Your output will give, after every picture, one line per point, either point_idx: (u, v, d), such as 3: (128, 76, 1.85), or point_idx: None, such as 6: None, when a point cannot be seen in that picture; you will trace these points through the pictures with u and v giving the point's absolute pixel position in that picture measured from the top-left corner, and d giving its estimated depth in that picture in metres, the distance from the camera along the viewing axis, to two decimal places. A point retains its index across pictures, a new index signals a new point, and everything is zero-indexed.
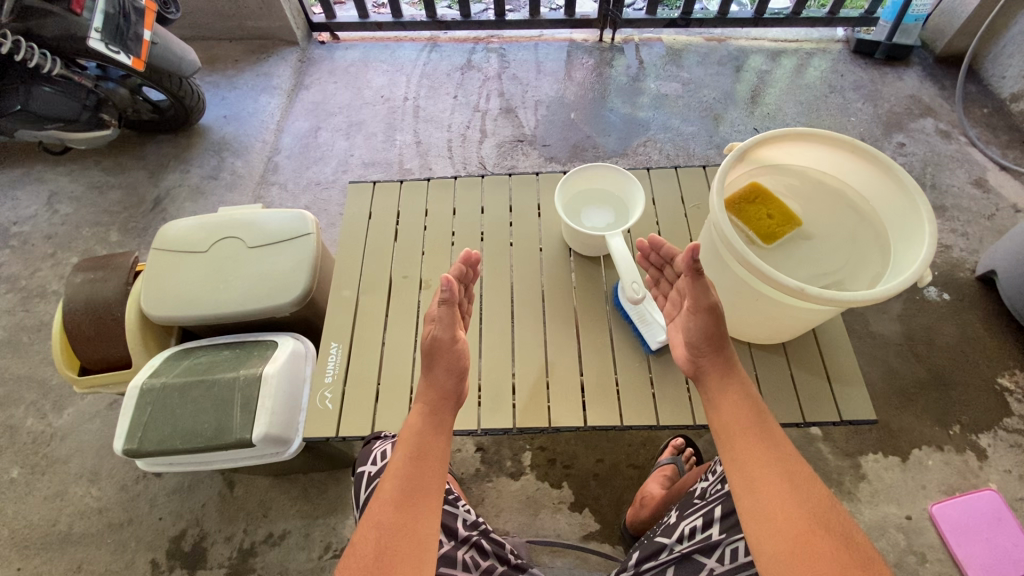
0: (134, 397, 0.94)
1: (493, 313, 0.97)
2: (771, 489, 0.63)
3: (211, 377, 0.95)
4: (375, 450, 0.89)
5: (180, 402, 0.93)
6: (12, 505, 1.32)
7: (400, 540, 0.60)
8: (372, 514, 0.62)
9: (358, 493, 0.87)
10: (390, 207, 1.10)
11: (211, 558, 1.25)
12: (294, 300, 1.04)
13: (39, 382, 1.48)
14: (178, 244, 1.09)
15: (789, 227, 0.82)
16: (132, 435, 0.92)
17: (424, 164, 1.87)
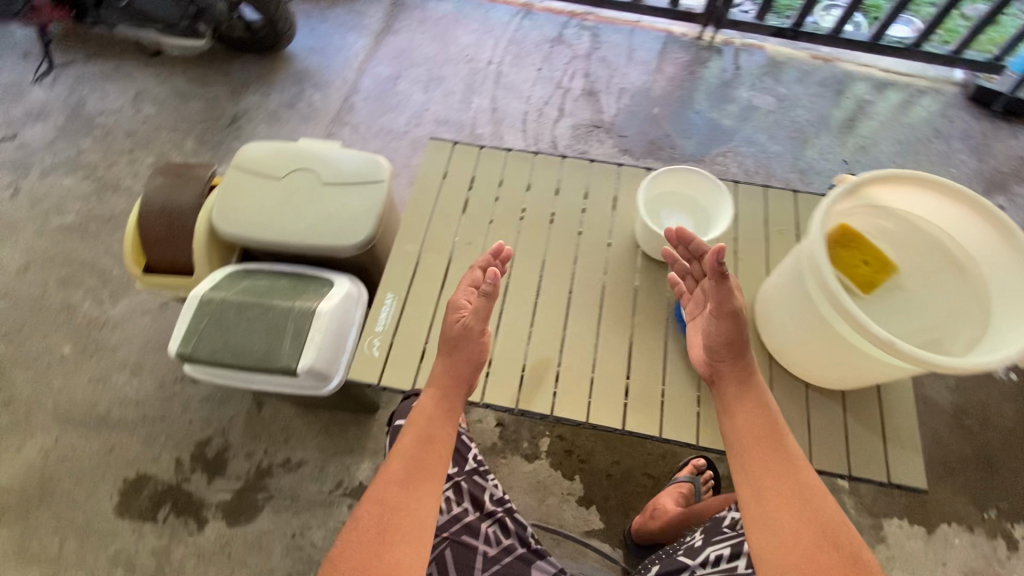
0: (193, 305, 0.97)
1: (550, 297, 0.95)
2: (780, 502, 0.65)
3: (269, 302, 0.97)
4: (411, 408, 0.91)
5: (236, 319, 0.96)
6: (61, 379, 1.41)
7: (399, 523, 0.62)
8: (377, 494, 0.64)
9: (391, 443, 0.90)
10: (466, 169, 1.08)
11: (230, 470, 1.31)
12: (356, 245, 1.05)
13: (100, 270, 1.56)
14: (256, 165, 1.11)
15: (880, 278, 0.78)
16: (186, 340, 0.95)
17: (496, 131, 1.84)
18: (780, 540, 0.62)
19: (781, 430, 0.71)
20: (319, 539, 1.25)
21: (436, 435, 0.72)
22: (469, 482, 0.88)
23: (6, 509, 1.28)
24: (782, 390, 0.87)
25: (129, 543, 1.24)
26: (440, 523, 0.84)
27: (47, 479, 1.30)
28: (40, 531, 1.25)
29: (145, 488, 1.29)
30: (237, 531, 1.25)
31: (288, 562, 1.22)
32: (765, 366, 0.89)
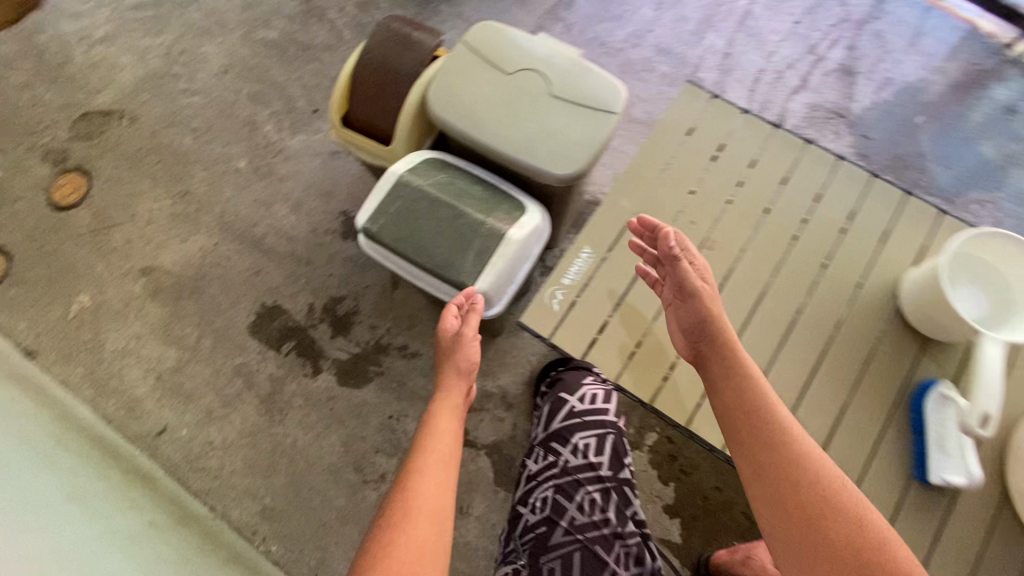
0: (388, 183, 0.92)
1: (764, 318, 0.81)
2: (781, 479, 0.67)
3: (461, 208, 0.91)
4: (584, 391, 1.01)
5: (425, 214, 0.91)
6: (232, 190, 1.48)
7: (416, 523, 0.68)
8: (402, 506, 0.69)
9: (553, 419, 1.01)
10: (716, 132, 0.91)
11: (352, 334, 1.35)
12: (563, 176, 0.94)
13: (287, 96, 1.56)
14: (487, 49, 1.00)
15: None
16: (373, 217, 0.91)
17: (719, 83, 1.58)
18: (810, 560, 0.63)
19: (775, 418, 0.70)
20: (411, 431, 1.29)
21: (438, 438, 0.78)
22: (618, 492, 0.94)
23: (164, 289, 1.41)
24: (1005, 540, 0.72)
25: (253, 361, 1.34)
26: (578, 520, 0.91)
27: (201, 276, 1.41)
28: (186, 319, 1.38)
29: (277, 319, 1.37)
30: (343, 391, 1.31)
31: (378, 438, 1.28)
32: (995, 504, 0.73)
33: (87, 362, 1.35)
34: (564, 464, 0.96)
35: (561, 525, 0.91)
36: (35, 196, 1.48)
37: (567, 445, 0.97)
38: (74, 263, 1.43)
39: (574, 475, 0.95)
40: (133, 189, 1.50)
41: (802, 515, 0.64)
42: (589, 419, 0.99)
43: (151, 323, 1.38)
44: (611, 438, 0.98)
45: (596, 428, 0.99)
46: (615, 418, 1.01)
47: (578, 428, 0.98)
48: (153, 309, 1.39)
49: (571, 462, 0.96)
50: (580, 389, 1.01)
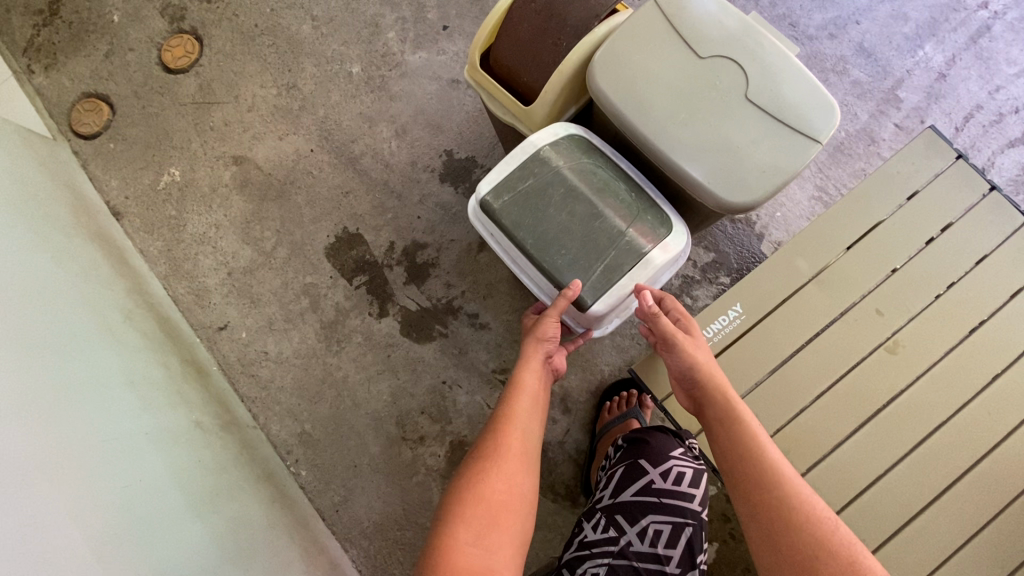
0: (527, 158, 0.83)
1: (904, 421, 0.86)
2: (761, 502, 0.67)
3: (599, 209, 0.82)
4: (670, 466, 0.85)
5: (557, 204, 0.81)
6: (339, 96, 1.37)
7: (502, 479, 0.71)
8: (487, 462, 0.73)
9: (625, 488, 0.85)
10: (920, 229, 0.91)
11: (426, 286, 1.27)
12: (728, 203, 0.77)
13: (420, 4, 1.39)
14: (679, 20, 0.80)
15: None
16: (499, 191, 0.82)
17: (919, 110, 1.29)
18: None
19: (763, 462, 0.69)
20: (460, 403, 1.23)
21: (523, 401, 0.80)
22: None
23: (252, 184, 1.35)
24: None
25: (322, 284, 1.29)
26: None
27: (290, 181, 1.35)
28: (266, 221, 1.33)
29: (355, 249, 1.30)
30: (403, 342, 1.25)
31: (426, 400, 1.23)
32: None
33: (168, 237, 1.34)
34: (626, 548, 0.80)
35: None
36: (148, 51, 1.42)
37: (634, 525, 0.82)
38: (172, 132, 1.39)
39: (635, 566, 0.79)
40: (241, 68, 1.41)
41: (796, 550, 0.62)
42: (668, 502, 0.82)
43: (232, 216, 1.34)
44: (688, 531, 0.82)
45: (673, 516, 0.82)
46: (700, 508, 0.83)
47: (653, 510, 0.82)
48: (237, 202, 1.35)
49: (634, 546, 0.80)
50: (665, 461, 0.85)
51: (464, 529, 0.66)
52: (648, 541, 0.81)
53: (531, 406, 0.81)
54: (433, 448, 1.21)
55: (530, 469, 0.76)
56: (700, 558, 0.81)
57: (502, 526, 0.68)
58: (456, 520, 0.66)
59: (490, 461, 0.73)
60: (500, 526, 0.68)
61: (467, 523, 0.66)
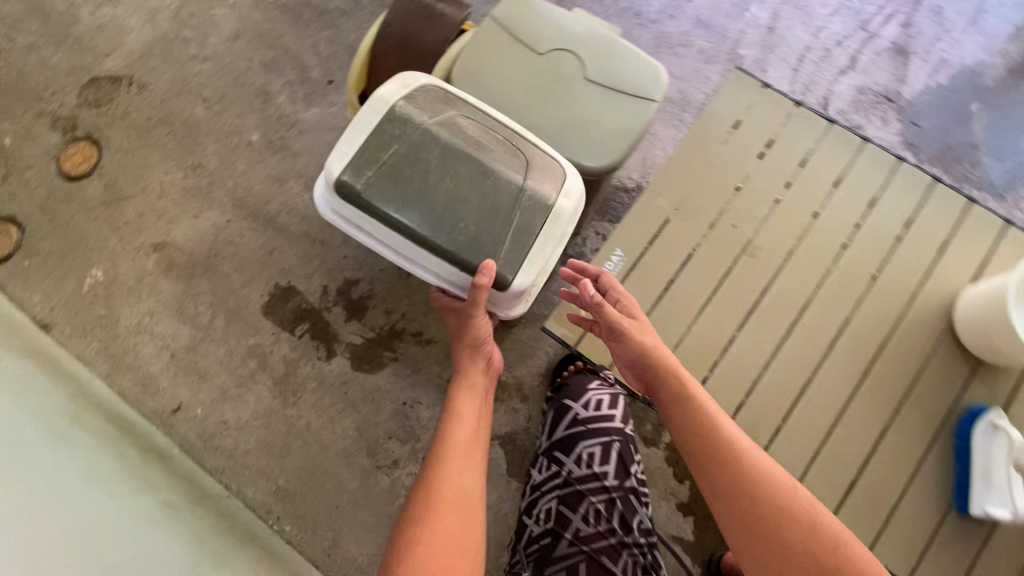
0: (379, 120, 0.83)
1: (779, 316, 0.94)
2: (738, 489, 0.76)
3: (476, 163, 0.83)
4: (589, 399, 1.14)
5: (432, 170, 0.83)
6: (244, 165, 1.43)
7: (450, 487, 0.81)
8: (434, 476, 0.82)
9: (558, 428, 1.14)
10: (752, 147, 1.01)
11: (367, 318, 1.32)
12: (597, 169, 0.88)
13: (303, 66, 1.48)
14: (519, 26, 0.92)
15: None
16: (360, 168, 0.81)
17: (760, 61, 1.47)
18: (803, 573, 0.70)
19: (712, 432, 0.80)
20: (425, 418, 1.28)
21: (462, 416, 0.90)
22: (623, 501, 1.06)
23: (177, 265, 1.39)
24: None
25: (267, 342, 1.33)
26: (582, 531, 1.04)
27: (214, 254, 1.39)
28: (198, 297, 1.36)
29: (292, 300, 1.35)
30: (358, 376, 1.30)
31: (392, 424, 1.27)
32: None
33: (102, 337, 1.35)
34: (569, 475, 1.09)
35: (565, 533, 1.04)
36: (46, 165, 1.45)
37: (572, 456, 1.10)
38: (87, 236, 1.41)
39: (575, 484, 1.08)
40: (143, 161, 1.46)
41: (772, 540, 0.73)
42: (592, 429, 1.12)
43: (163, 301, 1.37)
44: (616, 446, 1.11)
45: (599, 438, 1.11)
46: (622, 426, 1.13)
47: (583, 439, 1.11)
48: (166, 285, 1.38)
49: (574, 473, 1.09)
50: (585, 398, 1.14)
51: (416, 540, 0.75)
52: (585, 464, 1.09)
53: (472, 419, 0.91)
54: (409, 468, 1.25)
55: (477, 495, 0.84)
56: (632, 466, 1.10)
57: (454, 529, 0.77)
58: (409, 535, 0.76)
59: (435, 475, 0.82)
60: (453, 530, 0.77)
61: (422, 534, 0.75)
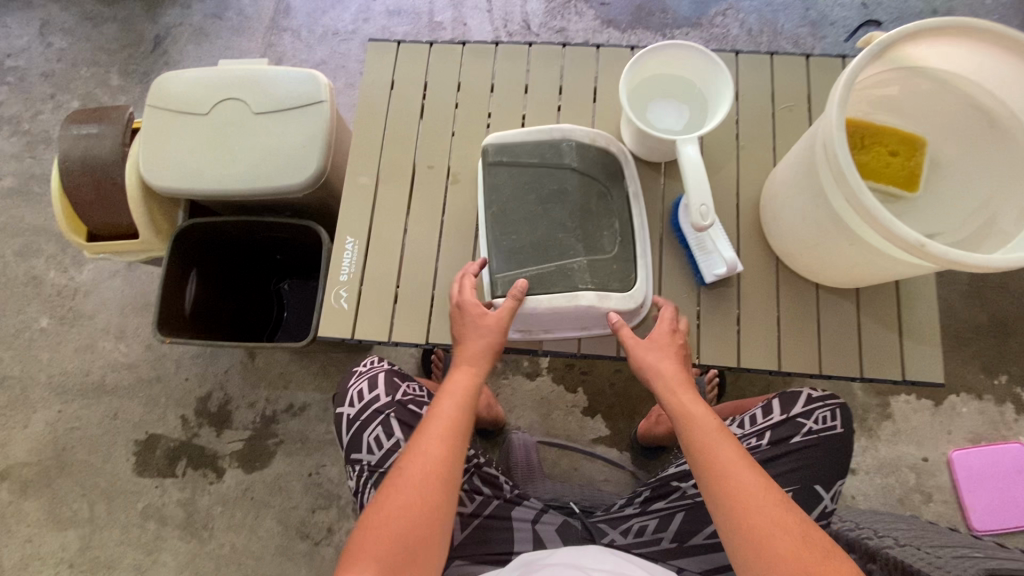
0: (159, 126, 0.96)
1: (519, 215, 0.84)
2: (744, 492, 0.62)
3: (228, 134, 0.95)
4: (352, 392, 0.92)
5: (226, 160, 0.94)
6: (46, 352, 1.37)
7: (408, 518, 0.60)
8: (392, 495, 0.62)
9: (340, 433, 0.90)
10: (417, 74, 0.93)
11: (237, 420, 1.32)
12: (305, 182, 0.93)
13: (56, 234, 1.44)
14: (177, 102, 0.97)
15: (911, 169, 0.69)
16: (154, 163, 0.95)
17: (458, 17, 1.56)
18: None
19: (725, 443, 0.66)
20: (336, 475, 1.28)
21: (444, 428, 0.67)
22: None
23: (31, 481, 1.31)
24: (789, 296, 0.80)
25: (155, 498, 1.29)
26: None
27: (61, 449, 1.32)
28: (68, 497, 1.29)
29: (158, 446, 1.31)
30: (255, 475, 1.29)
31: (309, 498, 1.27)
32: (771, 269, 0.81)
33: None
34: (367, 464, 0.86)
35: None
36: None
37: (364, 446, 0.87)
38: None
39: (381, 468, 0.85)
40: None
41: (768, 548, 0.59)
42: (364, 416, 0.88)
43: (35, 521, 1.28)
44: (394, 416, 0.88)
45: (374, 417, 0.88)
46: (388, 396, 0.90)
47: (362, 426, 0.88)
48: (29, 506, 1.29)
49: (374, 459, 0.86)
50: (347, 395, 0.92)
51: (361, 567, 0.57)
52: (379, 447, 0.87)
53: (455, 435, 0.66)
54: (345, 527, 1.25)
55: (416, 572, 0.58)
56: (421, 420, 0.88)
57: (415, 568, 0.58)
58: (355, 557, 0.58)
59: (393, 494, 0.62)
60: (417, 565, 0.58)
61: (368, 562, 0.57)
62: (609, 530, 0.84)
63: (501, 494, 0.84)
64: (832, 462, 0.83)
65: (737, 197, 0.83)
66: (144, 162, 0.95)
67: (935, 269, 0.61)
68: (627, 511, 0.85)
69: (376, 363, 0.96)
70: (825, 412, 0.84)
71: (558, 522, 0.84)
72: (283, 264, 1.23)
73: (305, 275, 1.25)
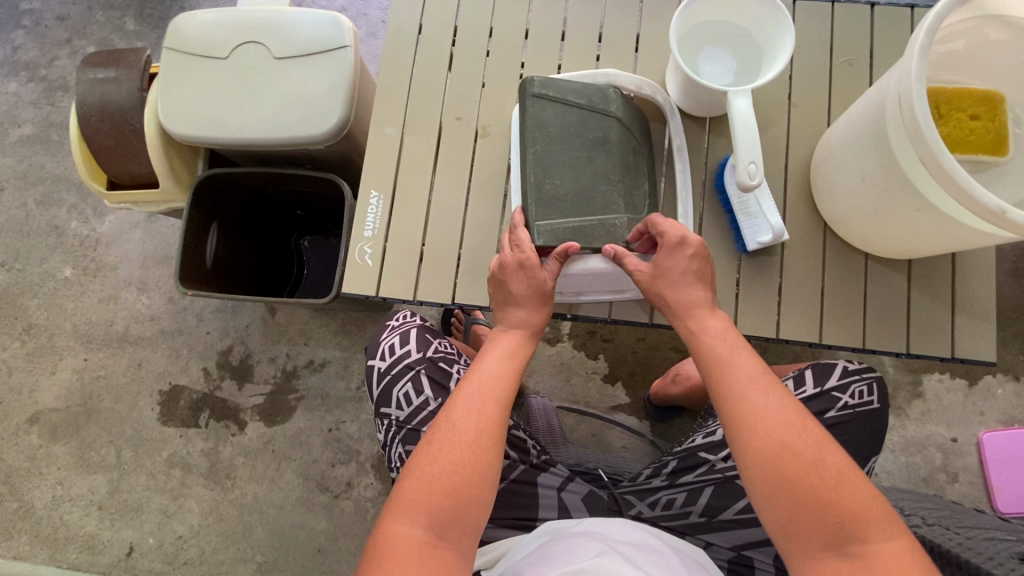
0: (178, 69, 0.92)
1: None
2: (775, 420, 0.58)
3: (249, 78, 0.91)
4: (383, 345, 0.91)
5: (246, 107, 0.91)
6: (70, 302, 1.38)
7: (457, 471, 0.59)
8: (442, 450, 0.60)
9: (370, 386, 0.90)
10: (447, 17, 0.87)
11: (258, 375, 1.33)
12: (328, 132, 0.90)
13: (76, 184, 1.43)
14: (197, 45, 0.93)
15: (996, 131, 0.63)
16: (172, 108, 0.91)
17: None
18: (777, 510, 0.56)
19: (748, 363, 0.62)
20: (355, 431, 1.29)
21: (492, 386, 0.65)
22: None
23: (60, 426, 1.34)
24: (835, 266, 0.76)
25: (179, 446, 1.31)
26: None
27: (88, 396, 1.35)
28: (96, 442, 1.33)
29: (181, 398, 1.33)
30: (276, 429, 1.30)
31: (329, 453, 1.29)
32: (819, 237, 0.76)
33: (28, 527, 1.30)
34: (396, 420, 0.86)
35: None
36: None
37: (392, 402, 0.86)
38: None
39: (408, 425, 0.84)
40: None
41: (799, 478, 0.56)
42: (395, 370, 0.88)
43: (66, 464, 1.32)
44: (424, 372, 0.87)
45: (405, 373, 0.87)
46: (420, 352, 0.89)
47: (392, 380, 0.87)
48: (60, 450, 1.33)
49: (402, 416, 0.86)
50: (377, 348, 0.91)
51: (410, 519, 0.57)
52: (408, 404, 0.86)
53: (499, 389, 0.65)
54: (364, 482, 1.27)
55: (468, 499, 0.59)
56: (452, 381, 0.87)
57: (462, 522, 0.58)
58: (403, 508, 0.58)
59: (442, 447, 0.61)
60: (467, 522, 0.58)
61: (411, 514, 0.57)
62: (635, 502, 0.83)
63: (527, 459, 0.83)
64: (863, 434, 0.80)
65: (786, 159, 0.78)
66: (164, 107, 0.91)
67: (1012, 238, 0.56)
68: (654, 483, 0.83)
69: (408, 319, 0.95)
70: (862, 386, 0.81)
71: (584, 492, 0.83)
72: (303, 220, 1.21)
73: (325, 232, 1.23)
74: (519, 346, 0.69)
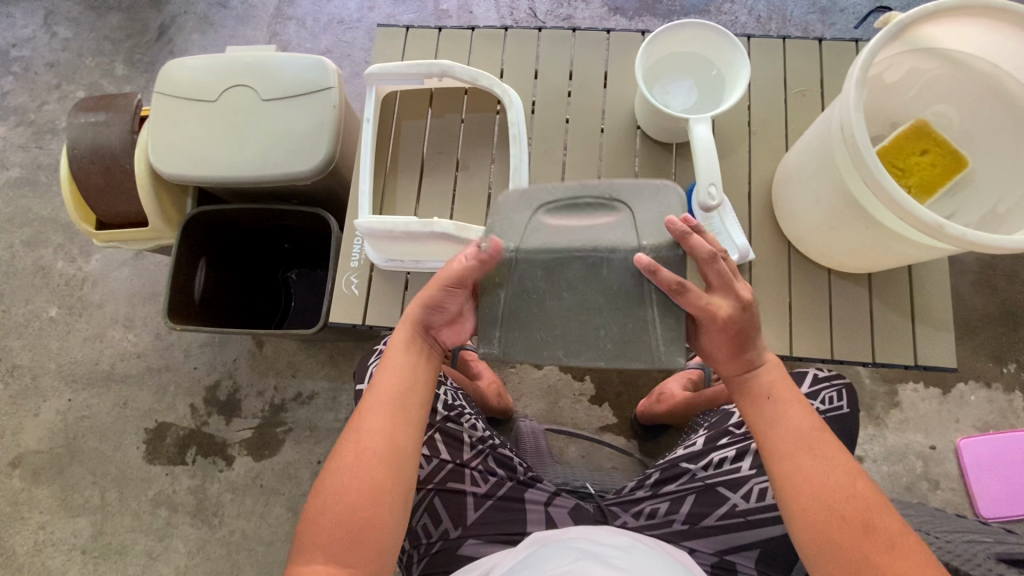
0: (168, 113, 0.96)
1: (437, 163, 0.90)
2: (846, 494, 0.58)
3: (237, 119, 0.95)
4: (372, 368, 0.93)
5: (235, 146, 0.94)
6: (55, 341, 1.38)
7: (354, 494, 0.60)
8: (346, 475, 0.61)
9: None
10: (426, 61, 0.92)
11: (246, 409, 1.33)
12: (315, 168, 0.93)
13: (63, 224, 1.44)
14: (186, 89, 0.97)
15: (945, 156, 0.69)
16: (161, 151, 0.95)
17: (463, 4, 1.44)
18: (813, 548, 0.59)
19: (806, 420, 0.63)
20: None
21: (397, 392, 0.65)
22: (444, 434, 0.86)
23: (43, 468, 1.32)
24: (801, 282, 0.80)
25: (166, 485, 1.30)
26: (423, 474, 0.83)
27: (72, 438, 1.33)
28: (79, 484, 1.30)
29: (168, 435, 1.32)
30: (264, 463, 1.29)
31: None
32: (783, 255, 0.81)
33: None
34: None
35: None
36: None
37: None
38: None
39: None
40: None
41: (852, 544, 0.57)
42: None
43: (48, 507, 1.30)
44: None
45: None
46: None
47: None
48: (42, 493, 1.30)
49: None
50: (365, 372, 0.93)
51: (315, 555, 0.59)
52: None
53: (403, 397, 0.65)
54: None
55: (364, 514, 0.60)
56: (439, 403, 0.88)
57: (370, 544, 0.60)
58: (309, 541, 0.60)
59: (355, 459, 0.62)
60: (369, 548, 0.59)
61: (319, 549, 0.59)
62: (620, 513, 0.84)
63: (515, 476, 0.86)
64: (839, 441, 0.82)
65: (749, 181, 0.83)
66: (156, 150, 0.95)
67: (956, 250, 0.60)
68: (638, 494, 0.85)
69: None
70: (832, 392, 0.84)
71: (570, 505, 0.84)
72: (291, 254, 1.23)
73: (312, 265, 1.25)
74: (410, 342, 0.69)
